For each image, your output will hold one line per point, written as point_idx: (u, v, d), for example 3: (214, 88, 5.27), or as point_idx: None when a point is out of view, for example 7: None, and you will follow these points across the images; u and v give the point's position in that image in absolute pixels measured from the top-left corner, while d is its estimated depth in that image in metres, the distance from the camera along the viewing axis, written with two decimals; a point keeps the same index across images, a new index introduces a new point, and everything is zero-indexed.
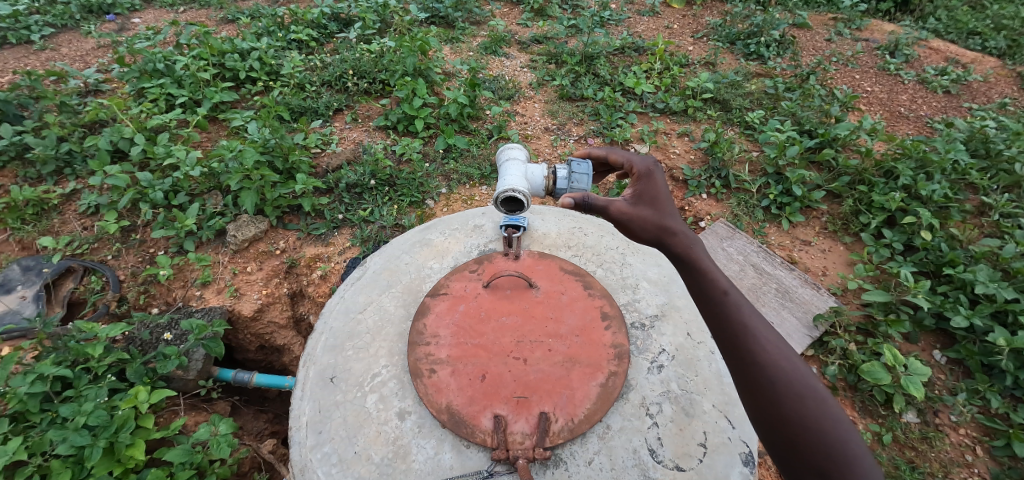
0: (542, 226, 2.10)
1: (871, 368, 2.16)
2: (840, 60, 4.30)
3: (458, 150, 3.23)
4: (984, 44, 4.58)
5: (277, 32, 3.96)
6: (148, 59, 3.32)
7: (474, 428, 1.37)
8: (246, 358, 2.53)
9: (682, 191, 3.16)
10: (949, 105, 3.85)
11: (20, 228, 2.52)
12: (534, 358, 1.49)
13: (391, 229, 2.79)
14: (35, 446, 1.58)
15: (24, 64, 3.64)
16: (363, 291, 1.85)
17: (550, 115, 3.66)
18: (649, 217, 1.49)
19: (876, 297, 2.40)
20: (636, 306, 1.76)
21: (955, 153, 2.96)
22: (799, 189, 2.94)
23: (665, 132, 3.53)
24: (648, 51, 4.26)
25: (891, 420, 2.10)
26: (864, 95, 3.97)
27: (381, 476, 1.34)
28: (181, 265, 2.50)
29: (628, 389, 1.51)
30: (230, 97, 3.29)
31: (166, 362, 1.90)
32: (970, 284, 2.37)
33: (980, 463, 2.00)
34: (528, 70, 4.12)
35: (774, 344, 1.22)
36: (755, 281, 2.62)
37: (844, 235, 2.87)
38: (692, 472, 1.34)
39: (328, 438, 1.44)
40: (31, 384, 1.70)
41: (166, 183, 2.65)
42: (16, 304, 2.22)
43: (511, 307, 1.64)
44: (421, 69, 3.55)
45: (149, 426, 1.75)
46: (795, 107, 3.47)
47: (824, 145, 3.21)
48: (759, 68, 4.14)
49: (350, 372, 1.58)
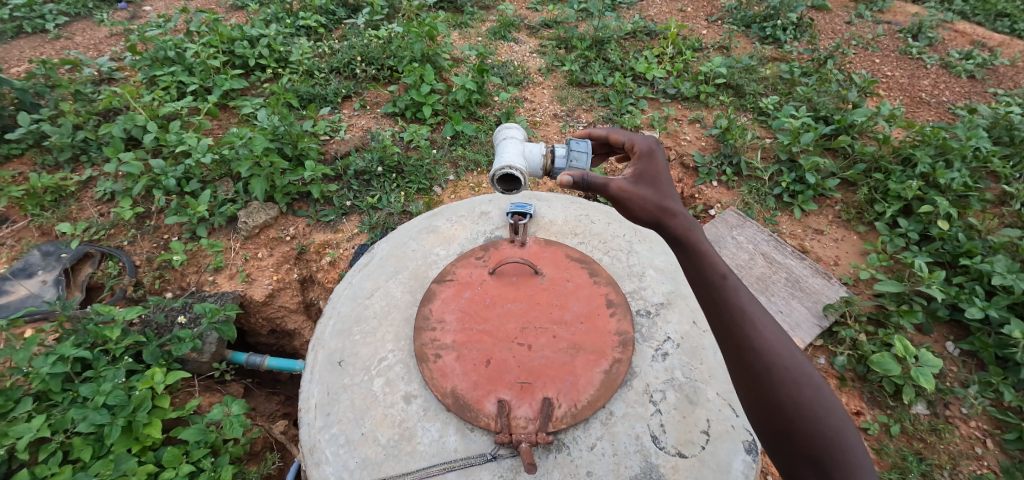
0: (549, 213, 2.10)
1: (880, 359, 2.14)
2: (860, 43, 4.18)
3: (466, 136, 3.21)
4: (1013, 27, 4.41)
5: (285, 19, 3.94)
6: (160, 47, 3.35)
7: (478, 412, 1.39)
8: (258, 342, 2.58)
9: (692, 179, 3.13)
10: (972, 90, 3.72)
11: (39, 215, 2.57)
12: (538, 345, 1.50)
13: (399, 216, 2.80)
14: (57, 424, 1.65)
15: (40, 52, 3.69)
16: (370, 277, 1.87)
17: (559, 101, 3.63)
18: (649, 197, 1.38)
19: (888, 288, 2.36)
20: (642, 294, 1.76)
21: (977, 140, 2.87)
22: (812, 177, 2.87)
23: (676, 118, 3.47)
24: (660, 35, 4.17)
25: (900, 412, 2.09)
26: (884, 79, 3.86)
27: (388, 457, 1.38)
28: (195, 251, 2.55)
29: (632, 376, 1.52)
30: (240, 85, 3.30)
31: (180, 345, 1.96)
32: (987, 275, 2.32)
33: (991, 455, 1.97)
34: (537, 55, 4.07)
35: (771, 330, 1.17)
36: (765, 269, 2.58)
37: (858, 224, 2.81)
38: (694, 459, 1.34)
39: (336, 420, 1.47)
40: (52, 365, 1.75)
41: (178, 170, 2.68)
42: (38, 288, 2.28)
43: (516, 294, 1.65)
44: (429, 55, 3.53)
45: (165, 406, 1.80)
46: (811, 93, 3.38)
47: (840, 132, 3.12)
48: (775, 52, 4.04)
49: (357, 357, 1.61)
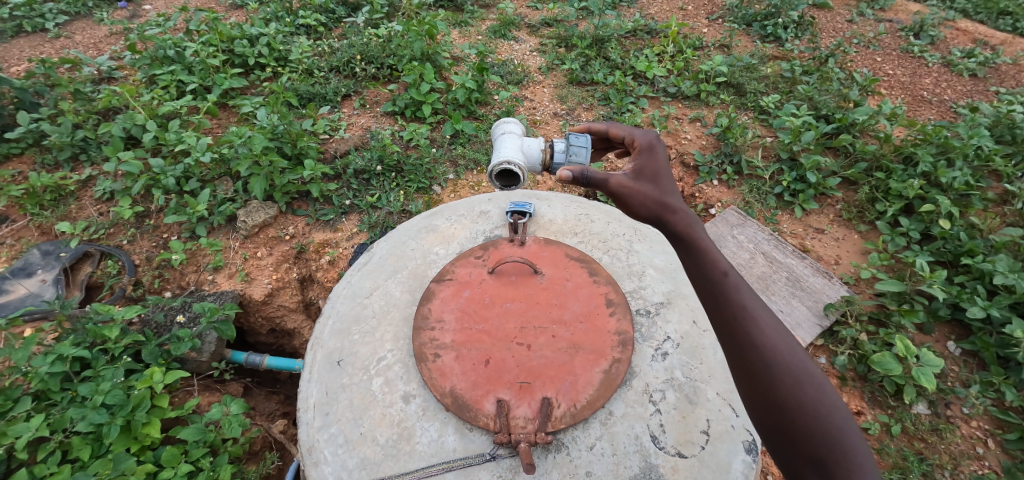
0: (549, 212, 2.09)
1: (881, 359, 2.13)
2: (861, 41, 4.16)
3: (466, 135, 3.20)
4: (1015, 25, 4.40)
5: (285, 17, 3.94)
6: (159, 46, 3.35)
7: (477, 412, 1.38)
8: (257, 341, 2.58)
9: (692, 177, 3.13)
10: (974, 88, 3.71)
11: (39, 214, 2.57)
12: (537, 344, 1.50)
13: (399, 215, 2.80)
14: (56, 423, 1.65)
15: (40, 51, 3.69)
16: (370, 277, 1.86)
17: (559, 100, 3.62)
18: (649, 193, 1.39)
19: (889, 287, 2.35)
20: (641, 293, 1.75)
21: (979, 139, 2.86)
22: (813, 176, 2.86)
23: (677, 117, 3.46)
24: (660, 34, 4.16)
25: (901, 411, 2.08)
26: (886, 78, 3.84)
27: (387, 457, 1.37)
28: (194, 250, 2.55)
29: (631, 376, 1.51)
30: (240, 84, 3.29)
31: (179, 344, 1.96)
32: (989, 274, 2.31)
33: (992, 455, 1.97)
34: (537, 53, 4.06)
35: (772, 327, 1.17)
36: (765, 269, 2.57)
37: (859, 223, 2.80)
38: (694, 459, 1.34)
39: (335, 419, 1.47)
40: (51, 364, 1.75)
41: (178, 169, 2.68)
42: (37, 287, 2.28)
43: (516, 294, 1.65)
44: (428, 53, 3.52)
45: (164, 405, 1.80)
46: (812, 91, 3.37)
47: (841, 131, 3.11)
48: (776, 51, 4.02)
49: (356, 356, 1.61)
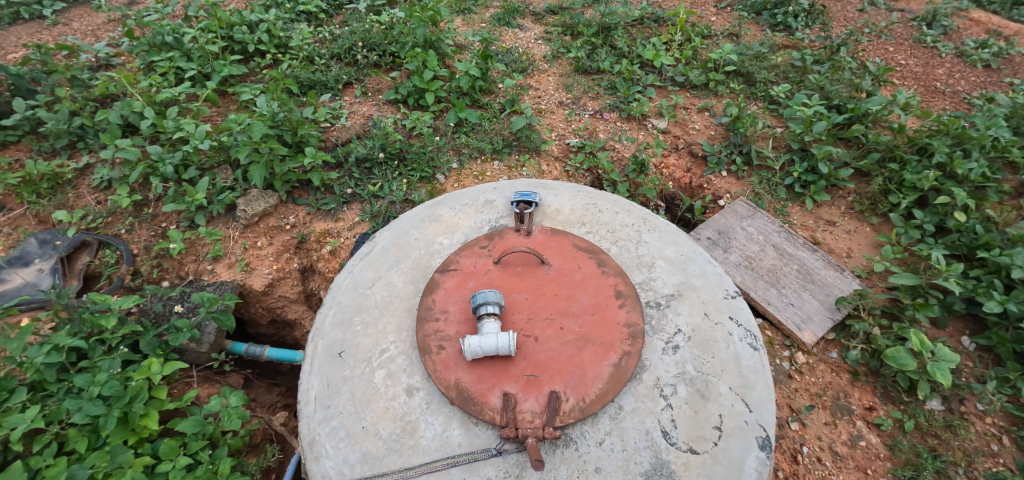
0: (555, 202, 2.04)
1: (894, 354, 2.06)
2: (873, 31, 4.07)
3: (469, 123, 3.13)
4: None
5: (285, 3, 3.85)
6: (157, 32, 3.27)
7: (483, 406, 1.34)
8: (258, 333, 2.55)
9: (701, 168, 3.07)
10: (988, 79, 3.62)
11: (36, 202, 2.53)
12: (544, 337, 1.46)
13: (401, 205, 2.75)
14: (52, 414, 1.61)
15: (36, 38, 3.62)
16: (372, 267, 1.82)
17: (564, 89, 3.55)
18: None
19: (903, 281, 2.28)
20: (651, 285, 1.70)
21: (996, 130, 2.78)
22: (825, 167, 2.79)
23: (685, 106, 3.39)
24: (668, 22, 4.07)
25: (914, 407, 2.04)
26: (898, 68, 3.76)
27: (390, 451, 1.33)
28: (193, 239, 2.51)
29: (642, 370, 1.46)
30: (239, 71, 3.23)
31: (178, 335, 1.91)
32: (1006, 268, 2.23)
33: (1007, 453, 1.92)
34: (542, 41, 3.98)
35: None
36: (775, 261, 2.52)
37: (872, 215, 2.74)
38: (706, 455, 1.30)
39: (336, 413, 1.43)
40: (47, 354, 1.71)
41: (176, 157, 2.62)
42: (34, 276, 2.24)
43: (521, 285, 1.60)
44: (431, 41, 3.45)
45: (162, 397, 1.77)
46: (823, 81, 3.29)
47: (853, 121, 3.04)
48: (786, 40, 3.94)
49: (358, 348, 1.56)
